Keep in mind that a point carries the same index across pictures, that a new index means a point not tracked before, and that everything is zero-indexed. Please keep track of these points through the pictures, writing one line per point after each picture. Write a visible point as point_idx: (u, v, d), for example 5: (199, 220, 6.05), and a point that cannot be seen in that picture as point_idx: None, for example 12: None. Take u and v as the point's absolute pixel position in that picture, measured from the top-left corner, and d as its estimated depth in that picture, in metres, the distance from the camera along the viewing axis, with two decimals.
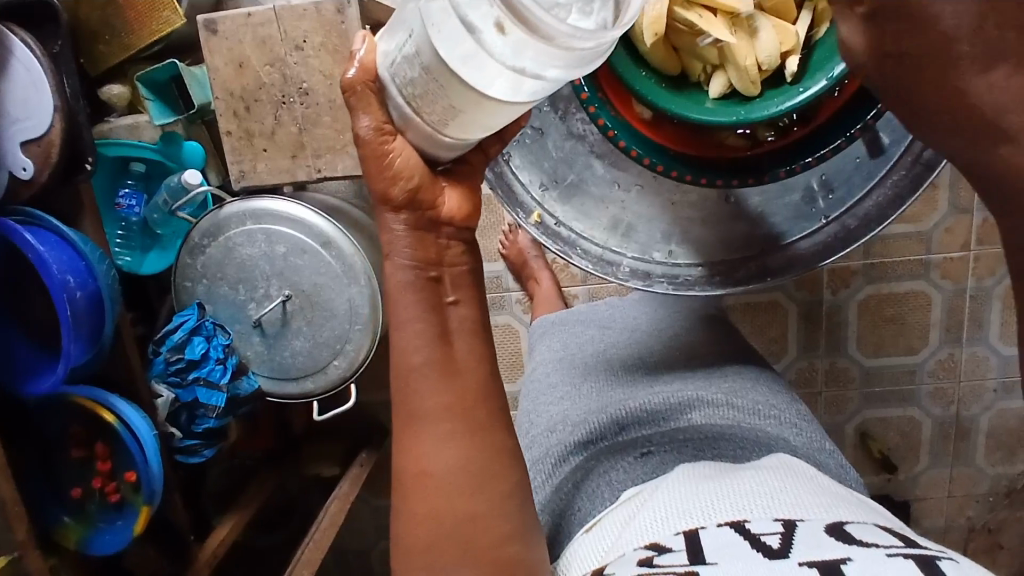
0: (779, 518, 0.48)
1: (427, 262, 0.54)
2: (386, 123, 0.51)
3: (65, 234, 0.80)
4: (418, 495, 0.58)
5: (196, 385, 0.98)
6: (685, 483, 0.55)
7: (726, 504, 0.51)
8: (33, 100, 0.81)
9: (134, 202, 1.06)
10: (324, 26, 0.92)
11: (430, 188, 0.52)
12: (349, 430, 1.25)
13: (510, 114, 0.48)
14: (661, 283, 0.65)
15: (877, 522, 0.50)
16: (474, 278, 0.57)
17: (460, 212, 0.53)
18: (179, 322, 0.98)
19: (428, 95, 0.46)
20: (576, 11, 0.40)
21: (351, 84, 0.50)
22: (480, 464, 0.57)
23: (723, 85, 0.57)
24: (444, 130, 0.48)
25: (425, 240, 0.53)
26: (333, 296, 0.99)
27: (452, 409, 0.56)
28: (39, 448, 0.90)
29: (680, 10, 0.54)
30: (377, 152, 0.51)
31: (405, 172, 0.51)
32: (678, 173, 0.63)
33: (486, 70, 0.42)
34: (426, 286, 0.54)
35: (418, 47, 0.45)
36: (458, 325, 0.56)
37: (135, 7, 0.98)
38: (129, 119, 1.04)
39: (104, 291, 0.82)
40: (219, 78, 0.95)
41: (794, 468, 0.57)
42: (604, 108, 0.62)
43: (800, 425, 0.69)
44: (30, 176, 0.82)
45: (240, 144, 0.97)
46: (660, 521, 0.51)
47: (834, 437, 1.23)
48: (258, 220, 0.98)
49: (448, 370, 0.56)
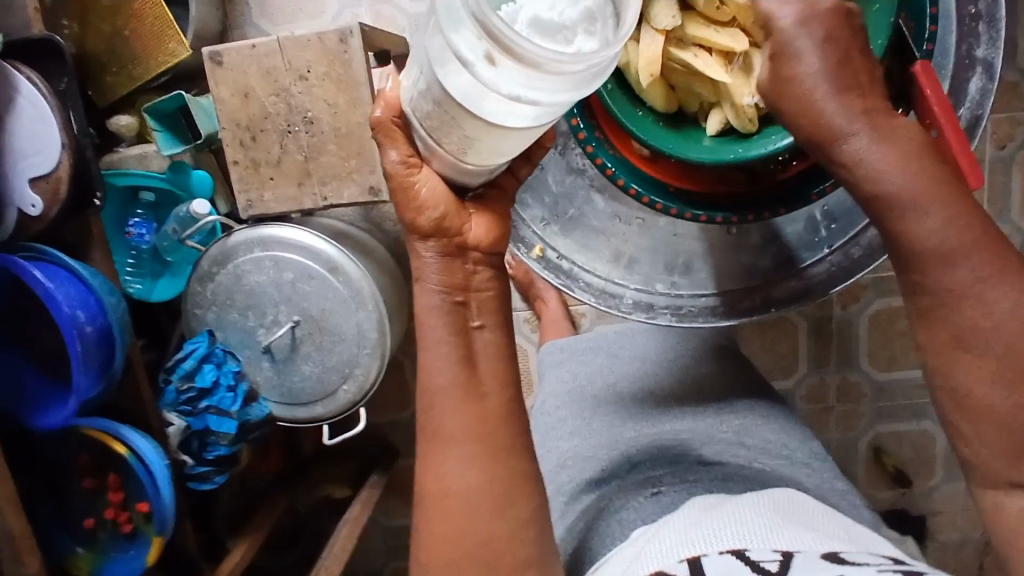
0: (778, 548, 0.47)
1: (453, 287, 0.55)
2: (412, 155, 0.53)
3: (73, 268, 0.81)
4: (440, 514, 0.57)
5: (208, 413, 1.00)
6: (688, 518, 0.54)
7: (728, 533, 0.50)
8: (41, 137, 0.82)
9: (144, 230, 1.08)
10: (327, 56, 0.93)
11: (456, 215, 0.54)
12: (361, 451, 1.25)
13: (523, 138, 0.47)
14: (665, 315, 0.65)
15: (872, 550, 0.49)
16: (500, 303, 0.57)
17: (488, 238, 0.55)
18: (189, 350, 0.99)
19: (444, 125, 0.47)
20: (582, 32, 0.40)
21: (378, 121, 0.53)
22: (501, 485, 0.57)
23: (720, 122, 0.58)
24: (464, 158, 0.49)
25: (452, 266, 0.55)
26: (341, 322, 1.00)
27: (471, 430, 0.56)
28: (47, 479, 0.91)
29: (675, 52, 0.56)
30: (404, 186, 0.53)
31: (429, 202, 0.53)
32: (678, 211, 0.63)
33: (486, 96, 0.42)
34: (452, 310, 0.55)
35: (429, 83, 0.46)
36: (482, 345, 0.56)
37: (143, 40, 1.00)
38: (138, 149, 1.05)
39: (113, 324, 0.83)
40: (226, 108, 0.96)
41: (793, 502, 0.55)
42: (600, 147, 0.64)
43: (810, 463, 0.68)
44: (40, 212, 0.83)
45: (247, 173, 0.98)
46: (665, 552, 0.49)
47: (846, 452, 1.21)
48: (266, 247, 0.99)
49: (469, 393, 0.56)
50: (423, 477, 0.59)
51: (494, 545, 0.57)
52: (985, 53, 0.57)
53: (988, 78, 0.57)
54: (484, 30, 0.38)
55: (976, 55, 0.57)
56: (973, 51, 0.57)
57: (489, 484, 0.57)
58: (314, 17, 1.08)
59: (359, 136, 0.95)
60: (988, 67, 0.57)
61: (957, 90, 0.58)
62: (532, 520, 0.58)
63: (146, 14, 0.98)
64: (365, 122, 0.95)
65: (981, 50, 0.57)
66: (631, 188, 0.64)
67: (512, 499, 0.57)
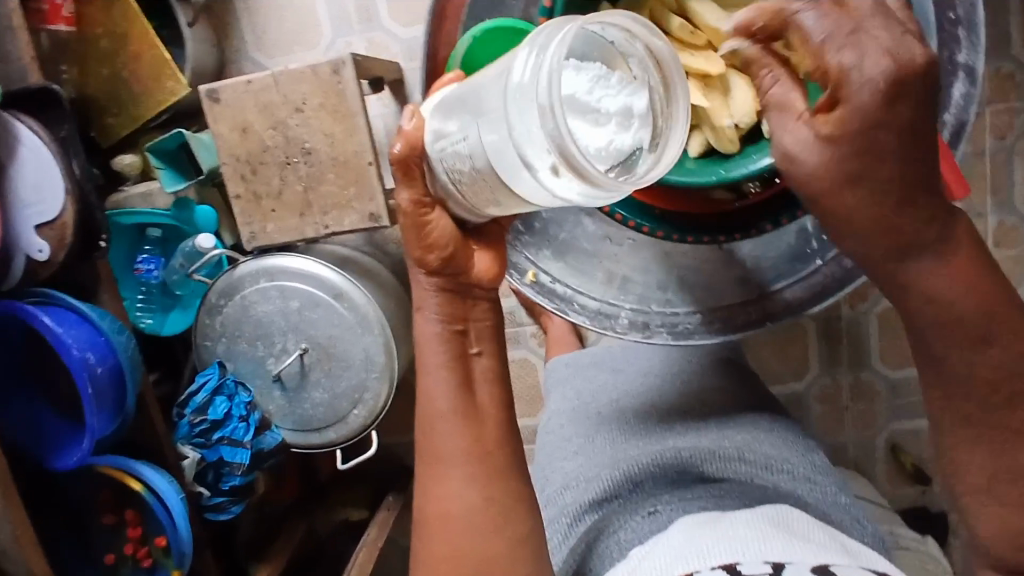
0: (770, 561, 0.46)
1: (452, 317, 0.56)
2: (425, 196, 0.52)
3: (82, 310, 0.83)
4: (442, 537, 0.57)
5: (220, 445, 1.00)
6: (686, 532, 0.53)
7: (722, 546, 0.49)
8: (46, 186, 0.84)
9: (152, 265, 1.09)
10: (321, 88, 0.95)
11: (463, 253, 0.54)
12: (374, 472, 1.26)
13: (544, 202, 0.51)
14: (661, 334, 0.65)
15: (861, 564, 0.49)
16: (496, 329, 0.58)
17: (489, 275, 0.56)
18: (201, 383, 1.00)
19: (476, 186, 0.48)
20: (615, 125, 0.42)
21: (397, 157, 0.51)
22: (507, 508, 0.57)
23: (702, 144, 0.60)
24: (484, 212, 0.51)
25: (454, 299, 0.55)
26: (348, 347, 1.00)
27: (472, 451, 0.57)
28: (67, 516, 0.92)
29: None
30: (417, 227, 0.52)
31: (440, 242, 0.53)
32: (662, 232, 0.63)
33: (539, 189, 0.44)
34: (451, 339, 0.56)
35: (471, 151, 0.46)
36: (480, 373, 0.58)
37: (143, 82, 1.02)
38: (143, 187, 1.07)
39: (124, 364, 0.85)
40: (225, 144, 0.97)
41: (790, 518, 0.54)
42: None
43: (814, 478, 0.68)
44: (47, 257, 0.85)
45: (248, 207, 1.00)
46: (660, 568, 0.49)
47: (863, 452, 1.20)
48: (271, 278, 1.00)
49: (465, 416, 0.56)
50: (425, 497, 0.59)
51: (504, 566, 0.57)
52: (967, 57, 0.58)
53: (970, 82, 0.58)
54: (558, 145, 0.39)
55: (958, 60, 0.58)
56: (954, 57, 0.58)
57: (488, 505, 0.57)
58: (309, 47, 1.09)
59: (357, 164, 0.96)
60: (970, 71, 0.58)
61: (941, 94, 0.59)
62: (532, 539, 0.59)
63: (145, 55, 1.00)
64: (362, 149, 0.96)
65: (963, 54, 0.58)
66: (619, 215, 0.62)
67: (517, 518, 0.58)
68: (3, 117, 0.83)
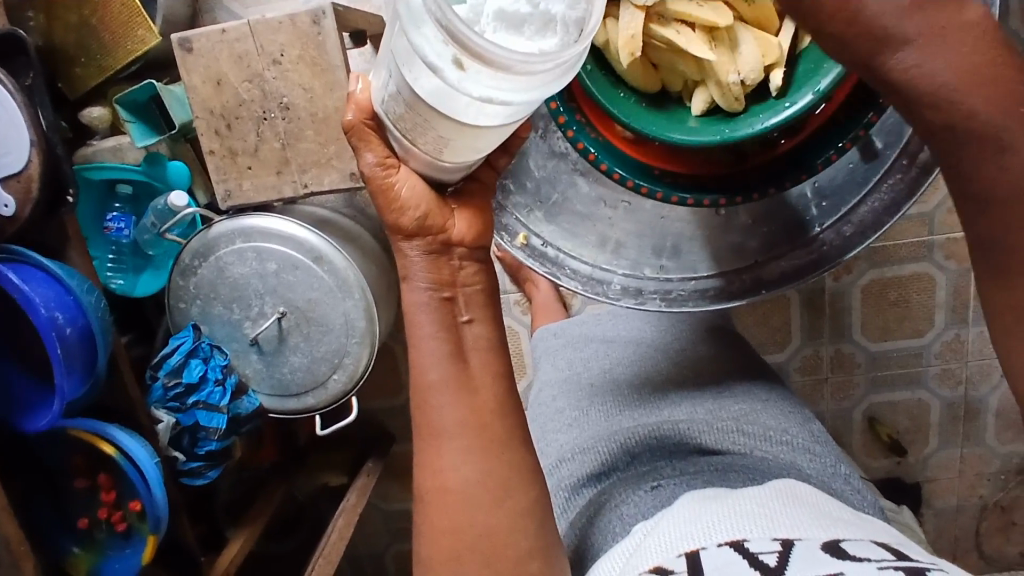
0: (777, 536, 0.45)
1: (441, 283, 0.54)
2: (388, 156, 0.51)
3: (50, 269, 0.79)
4: (437, 504, 0.56)
5: (196, 409, 0.97)
6: (689, 506, 0.51)
7: (726, 521, 0.48)
8: (9, 135, 0.79)
9: (123, 224, 1.05)
10: (300, 39, 0.90)
11: (438, 213, 0.52)
12: (354, 437, 1.24)
13: (497, 135, 0.47)
14: (654, 301, 0.64)
15: (876, 540, 0.47)
16: (488, 294, 0.56)
17: (470, 232, 0.54)
18: (174, 345, 0.96)
19: (416, 127, 0.46)
20: (532, 30, 0.40)
21: (349, 124, 0.51)
22: (497, 478, 0.55)
23: (705, 101, 0.59)
24: (441, 157, 0.48)
25: (439, 262, 0.53)
26: (328, 310, 0.98)
27: (470, 419, 0.55)
28: (43, 476, 0.90)
29: (657, 28, 0.57)
30: (382, 189, 0.51)
31: (411, 201, 0.51)
32: (662, 195, 0.62)
33: (457, 92, 0.41)
34: (440, 306, 0.54)
35: (397, 86, 0.46)
36: (472, 341, 0.55)
37: (110, 28, 0.96)
38: (112, 141, 1.02)
39: (94, 325, 0.81)
40: (199, 96, 0.93)
41: (796, 489, 0.53)
42: (581, 131, 0.62)
43: (813, 448, 0.67)
44: (13, 213, 0.80)
45: (224, 163, 0.95)
46: (663, 543, 0.48)
47: (841, 425, 1.21)
48: (247, 239, 0.96)
49: (462, 384, 0.55)
50: (421, 462, 0.57)
51: (497, 534, 0.55)
52: None
53: None
54: (452, 33, 0.38)
55: None
56: None
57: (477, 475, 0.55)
58: None
59: (336, 121, 0.93)
60: None
61: None
62: (531, 510, 0.57)
63: (113, 2, 0.95)
64: (342, 106, 0.92)
65: None
66: (615, 173, 0.61)
67: (509, 491, 0.56)
68: None
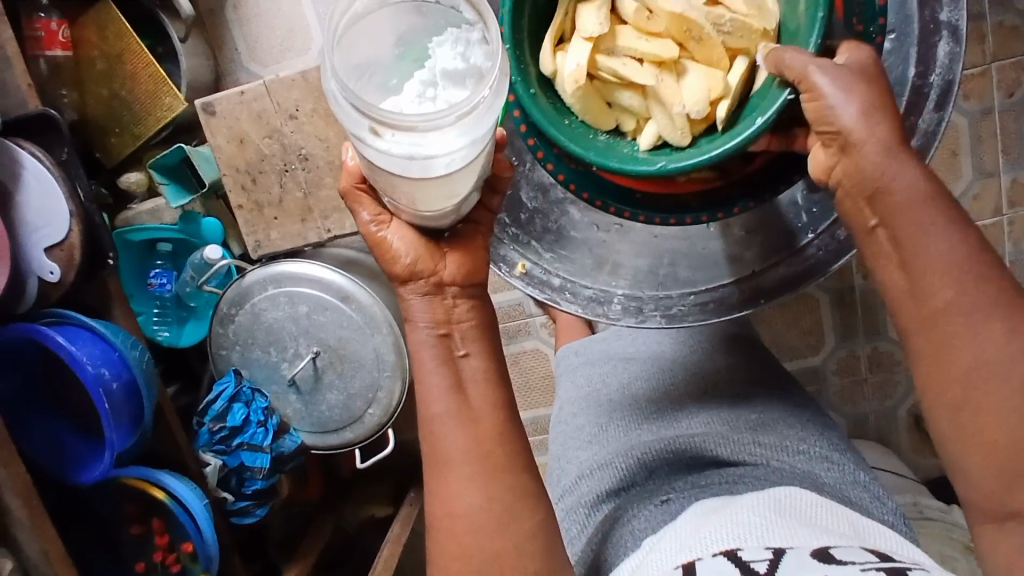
0: (770, 545, 0.46)
1: (438, 321, 0.58)
2: (382, 211, 0.57)
3: (95, 328, 0.85)
4: (446, 535, 0.57)
5: (240, 450, 1.01)
6: (691, 522, 0.52)
7: (722, 532, 0.48)
8: (49, 208, 0.85)
9: (165, 279, 1.11)
10: (313, 93, 0.96)
11: (428, 258, 0.57)
12: (395, 469, 1.26)
13: (462, 179, 0.49)
14: (654, 318, 0.66)
15: (865, 544, 0.48)
16: (485, 329, 0.59)
17: (465, 272, 0.58)
18: (218, 391, 1.01)
19: (380, 180, 0.50)
20: (448, 90, 0.44)
21: (345, 189, 0.58)
22: (505, 502, 0.56)
23: (655, 135, 0.61)
24: (418, 207, 0.52)
25: (434, 302, 0.58)
26: (359, 347, 1.01)
27: (472, 451, 0.57)
28: (96, 527, 0.95)
29: (603, 60, 0.59)
30: (376, 242, 0.57)
31: (403, 249, 0.57)
32: (645, 217, 0.64)
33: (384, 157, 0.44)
34: (438, 343, 0.58)
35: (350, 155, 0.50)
36: (472, 374, 0.58)
37: (141, 99, 1.03)
38: (149, 203, 1.09)
39: (139, 378, 0.86)
40: (224, 155, 0.99)
41: (797, 499, 0.53)
42: (559, 162, 0.64)
43: (831, 456, 0.67)
44: (59, 278, 0.86)
45: (251, 216, 1.01)
46: (662, 559, 0.49)
47: (887, 426, 1.16)
48: (278, 285, 1.01)
49: (466, 415, 0.57)
50: (429, 493, 0.58)
51: (505, 556, 0.56)
52: (948, 15, 0.57)
53: (955, 41, 0.57)
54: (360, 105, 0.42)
55: (940, 18, 0.57)
56: (937, 16, 0.57)
57: (490, 501, 0.56)
58: (301, 54, 1.10)
59: None
60: (954, 30, 0.57)
61: (926, 56, 0.58)
62: (537, 536, 0.57)
63: (141, 74, 1.02)
64: None
65: (944, 12, 0.57)
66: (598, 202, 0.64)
67: (515, 515, 0.57)
68: (5, 144, 0.84)
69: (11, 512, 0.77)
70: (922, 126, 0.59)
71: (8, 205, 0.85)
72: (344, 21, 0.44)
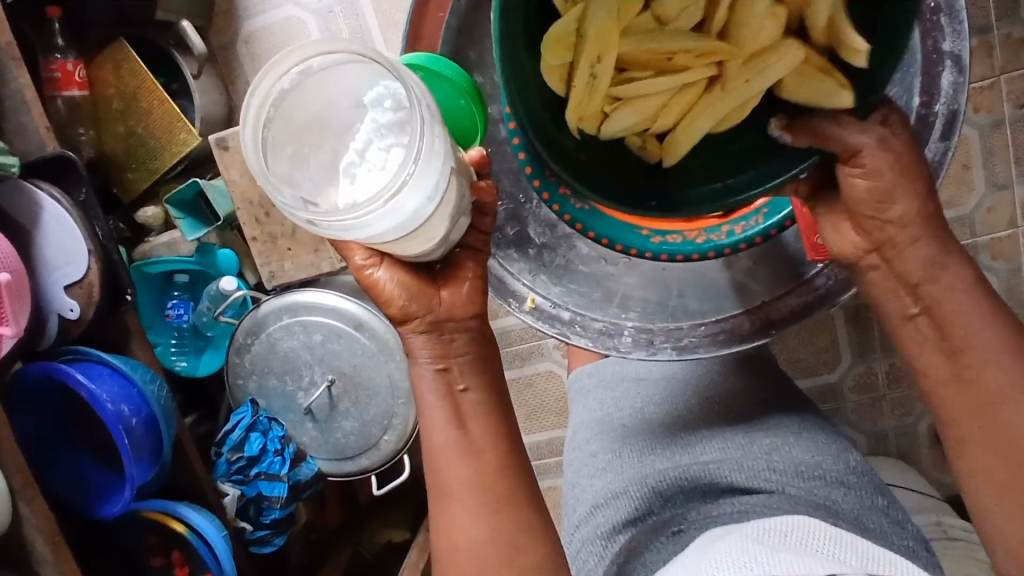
0: (776, 572, 0.46)
1: (438, 355, 0.58)
2: (369, 256, 0.57)
3: (113, 364, 0.86)
4: (452, 570, 0.57)
5: (258, 480, 1.02)
6: (696, 554, 0.53)
7: (728, 561, 0.48)
8: (69, 248, 0.87)
9: (182, 310, 1.13)
10: None
11: (424, 295, 0.57)
12: (413, 493, 1.26)
13: (445, 219, 0.52)
14: (665, 350, 0.66)
15: (872, 569, 0.48)
16: (483, 360, 0.59)
17: (461, 303, 0.58)
18: (236, 421, 1.02)
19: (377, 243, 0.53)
20: (388, 145, 0.48)
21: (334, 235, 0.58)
22: (510, 537, 0.57)
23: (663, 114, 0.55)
24: (408, 248, 0.53)
25: (437, 339, 0.58)
26: (373, 374, 1.02)
27: (475, 483, 0.57)
28: (117, 562, 0.96)
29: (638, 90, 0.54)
30: (371, 284, 0.57)
31: (395, 292, 0.57)
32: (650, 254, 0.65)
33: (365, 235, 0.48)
34: (437, 377, 0.58)
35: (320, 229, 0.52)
36: (471, 409, 0.58)
37: (157, 135, 1.05)
38: (166, 236, 1.11)
39: (158, 413, 0.88)
40: (238, 189, 1.01)
41: (804, 526, 0.53)
42: (567, 204, 0.62)
43: (847, 480, 0.66)
44: (78, 315, 0.88)
45: (266, 248, 1.03)
46: None
47: (907, 441, 1.14)
48: (293, 314, 1.02)
49: (468, 449, 0.57)
50: (436, 530, 0.59)
51: None
52: (951, 45, 0.57)
53: (958, 70, 0.57)
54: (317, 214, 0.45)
55: (943, 48, 0.57)
56: (939, 46, 0.57)
57: (495, 540, 0.56)
58: None
59: None
60: (957, 59, 0.57)
61: (929, 86, 0.59)
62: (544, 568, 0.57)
63: (155, 111, 1.04)
64: None
65: (948, 42, 0.57)
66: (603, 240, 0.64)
67: (519, 550, 0.57)
68: (26, 187, 0.86)
69: (33, 549, 0.78)
70: (927, 155, 0.60)
71: (30, 246, 0.87)
72: (270, 110, 0.48)
